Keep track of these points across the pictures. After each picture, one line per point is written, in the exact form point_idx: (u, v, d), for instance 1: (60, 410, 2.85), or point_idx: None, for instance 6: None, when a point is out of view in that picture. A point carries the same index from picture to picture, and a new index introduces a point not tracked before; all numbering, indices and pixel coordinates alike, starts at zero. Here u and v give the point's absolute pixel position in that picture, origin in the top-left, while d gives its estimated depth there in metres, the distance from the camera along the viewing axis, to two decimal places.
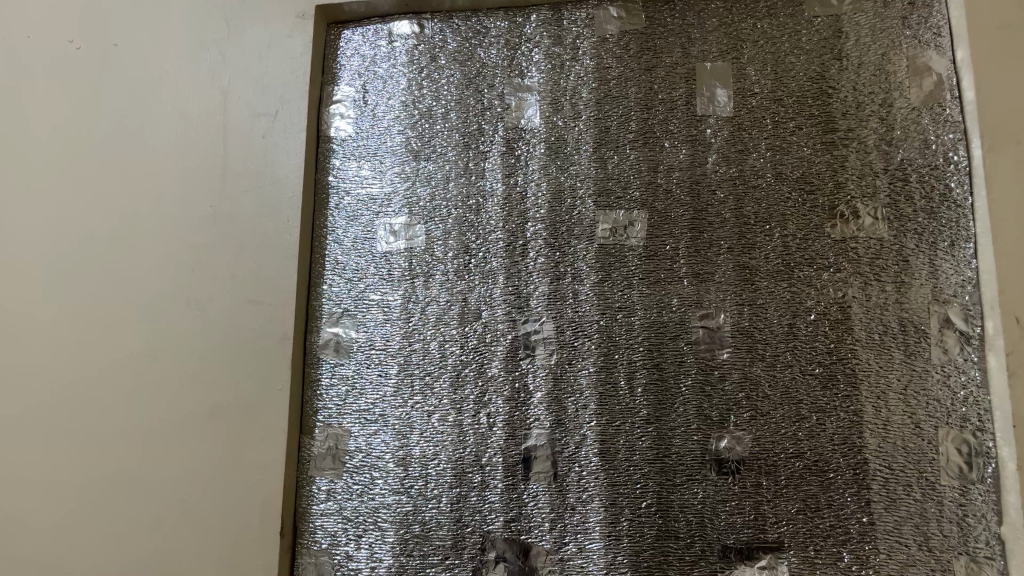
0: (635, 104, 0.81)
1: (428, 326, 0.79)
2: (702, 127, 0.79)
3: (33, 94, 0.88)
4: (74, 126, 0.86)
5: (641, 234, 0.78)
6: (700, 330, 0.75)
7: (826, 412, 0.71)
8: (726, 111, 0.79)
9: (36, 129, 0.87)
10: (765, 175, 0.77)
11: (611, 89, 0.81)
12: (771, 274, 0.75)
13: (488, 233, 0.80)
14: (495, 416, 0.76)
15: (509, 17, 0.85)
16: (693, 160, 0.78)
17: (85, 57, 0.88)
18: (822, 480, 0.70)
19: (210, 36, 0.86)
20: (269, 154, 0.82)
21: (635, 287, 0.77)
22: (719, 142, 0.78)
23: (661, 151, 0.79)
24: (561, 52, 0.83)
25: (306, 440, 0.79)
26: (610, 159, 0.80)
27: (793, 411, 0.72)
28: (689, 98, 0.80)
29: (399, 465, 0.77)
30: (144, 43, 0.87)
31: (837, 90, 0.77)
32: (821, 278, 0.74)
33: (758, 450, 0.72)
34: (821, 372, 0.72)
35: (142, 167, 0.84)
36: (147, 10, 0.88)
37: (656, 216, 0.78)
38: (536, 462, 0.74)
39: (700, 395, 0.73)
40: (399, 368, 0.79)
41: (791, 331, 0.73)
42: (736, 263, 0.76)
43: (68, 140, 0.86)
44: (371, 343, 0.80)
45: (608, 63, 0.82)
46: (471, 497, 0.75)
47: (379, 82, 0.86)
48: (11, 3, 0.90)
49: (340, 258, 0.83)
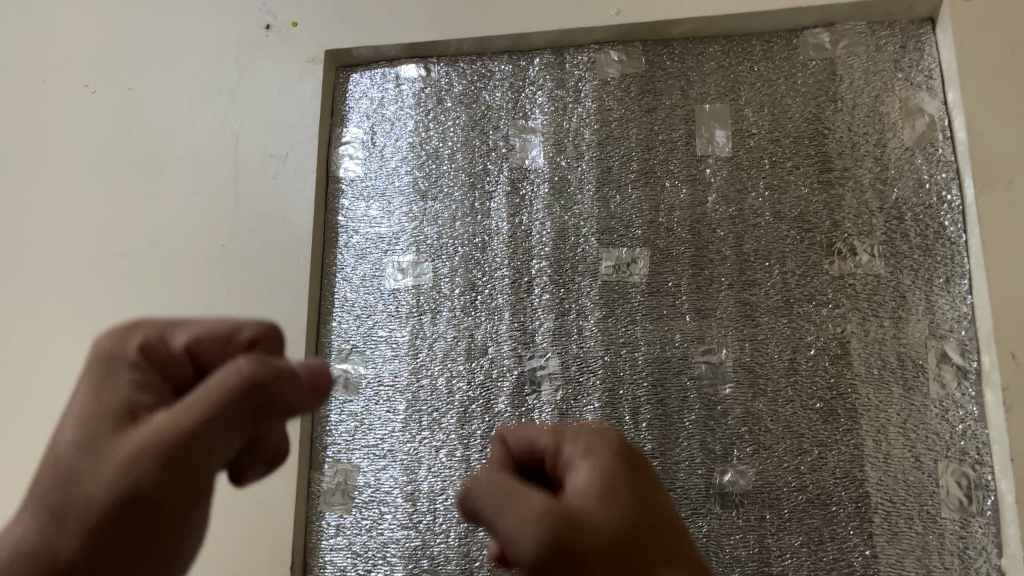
0: (636, 144, 0.83)
1: (436, 362, 0.81)
2: (702, 167, 0.81)
3: (49, 136, 0.90)
4: (89, 167, 0.89)
5: (643, 271, 0.79)
6: (703, 365, 0.76)
7: (827, 446, 0.72)
8: (724, 151, 0.81)
9: (51, 170, 0.89)
10: (764, 213, 0.79)
11: (612, 130, 0.84)
12: (771, 310, 0.77)
13: (493, 271, 0.82)
14: None
15: (513, 61, 0.87)
16: (693, 199, 0.80)
17: (101, 100, 0.90)
18: (825, 513, 0.71)
19: (223, 80, 0.89)
20: (279, 194, 0.84)
21: (639, 323, 0.78)
22: (718, 182, 0.80)
23: (662, 190, 0.81)
24: (564, 94, 0.85)
25: (316, 475, 0.80)
26: (612, 198, 0.82)
27: (794, 444, 0.73)
28: (688, 139, 0.82)
29: (407, 500, 0.78)
30: (158, 86, 0.90)
31: (832, 130, 0.80)
32: (821, 314, 0.76)
33: (761, 483, 0.73)
34: (822, 406, 0.73)
35: (155, 207, 0.86)
36: (161, 55, 0.90)
37: (658, 253, 0.80)
38: None
39: (703, 430, 0.75)
40: (407, 404, 0.80)
41: (792, 366, 0.75)
42: (737, 300, 0.77)
43: (83, 180, 0.88)
44: (379, 379, 0.82)
45: (609, 105, 0.84)
46: (479, 532, 0.76)
47: (387, 124, 0.88)
48: (30, 49, 0.93)
49: (349, 295, 0.84)
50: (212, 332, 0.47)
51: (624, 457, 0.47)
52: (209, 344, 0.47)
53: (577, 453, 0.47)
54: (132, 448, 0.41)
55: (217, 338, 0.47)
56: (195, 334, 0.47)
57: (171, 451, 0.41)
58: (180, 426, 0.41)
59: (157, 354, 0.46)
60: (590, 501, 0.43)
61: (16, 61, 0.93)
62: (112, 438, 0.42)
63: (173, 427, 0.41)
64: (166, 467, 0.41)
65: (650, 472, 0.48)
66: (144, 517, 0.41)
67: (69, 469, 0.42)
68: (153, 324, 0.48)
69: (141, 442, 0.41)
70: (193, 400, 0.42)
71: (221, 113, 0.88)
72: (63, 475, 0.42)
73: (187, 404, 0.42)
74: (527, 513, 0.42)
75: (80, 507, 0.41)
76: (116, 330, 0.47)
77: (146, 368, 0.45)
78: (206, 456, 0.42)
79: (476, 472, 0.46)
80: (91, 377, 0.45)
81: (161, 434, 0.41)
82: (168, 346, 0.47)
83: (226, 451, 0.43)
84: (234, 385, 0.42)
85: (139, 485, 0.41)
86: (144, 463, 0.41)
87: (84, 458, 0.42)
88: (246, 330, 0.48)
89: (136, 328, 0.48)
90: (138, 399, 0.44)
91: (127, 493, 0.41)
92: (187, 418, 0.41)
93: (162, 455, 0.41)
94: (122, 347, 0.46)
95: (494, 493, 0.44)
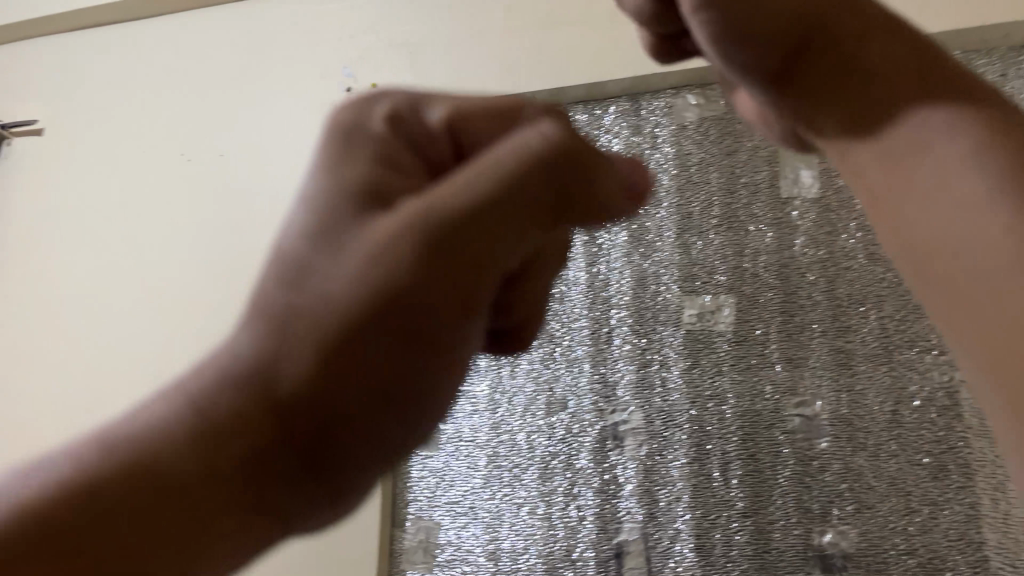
0: (718, 189, 0.80)
1: (515, 417, 0.79)
2: (788, 209, 0.78)
3: (147, 204, 0.95)
4: (178, 230, 0.92)
5: (729, 318, 0.76)
6: (796, 418, 0.72)
7: (939, 506, 0.66)
8: (811, 192, 0.78)
9: (145, 234, 0.94)
10: (857, 256, 0.75)
11: (692, 175, 0.82)
12: (868, 357, 0.72)
13: (572, 321, 0.81)
14: (586, 509, 0.75)
15: (588, 110, 0.87)
16: (780, 243, 0.77)
17: (196, 167, 0.95)
18: None
19: (306, 141, 0.91)
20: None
21: (726, 374, 0.75)
22: (806, 224, 0.77)
23: (746, 234, 0.78)
24: (640, 141, 0.84)
25: (399, 533, 0.79)
26: (693, 245, 0.79)
27: (901, 504, 0.67)
28: (772, 181, 0.79)
29: (489, 559, 0.76)
30: (246, 151, 0.93)
31: None
32: (925, 361, 0.70)
33: (865, 545, 0.67)
34: (931, 463, 0.68)
35: (233, 264, 0.88)
36: (251, 121, 0.94)
37: (744, 300, 0.76)
38: (629, 557, 0.72)
39: (799, 487, 0.70)
40: (487, 460, 0.79)
41: (896, 419, 0.70)
42: (831, 347, 0.73)
43: (172, 242, 0.92)
44: (459, 434, 0.81)
45: (688, 149, 0.82)
46: None
47: None
48: (135, 124, 1.00)
49: None
50: (481, 109, 0.41)
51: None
52: (477, 125, 0.41)
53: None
54: (382, 238, 0.36)
55: (492, 117, 0.41)
56: (453, 109, 0.41)
57: (454, 226, 0.36)
58: (465, 197, 0.37)
59: (407, 125, 0.41)
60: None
61: (122, 135, 1.00)
62: (372, 206, 0.37)
63: (455, 200, 0.37)
64: (445, 262, 0.36)
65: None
66: (414, 308, 0.35)
67: (305, 260, 0.36)
68: (406, 93, 0.42)
69: (419, 226, 0.36)
70: (482, 178, 0.38)
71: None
72: (296, 265, 0.36)
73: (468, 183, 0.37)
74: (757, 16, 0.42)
75: (316, 317, 0.35)
76: (366, 97, 0.42)
77: (404, 145, 0.40)
78: (485, 242, 0.37)
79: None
80: (332, 151, 0.39)
81: (437, 202, 0.37)
82: (424, 121, 0.41)
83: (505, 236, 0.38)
84: (526, 159, 0.39)
85: (420, 257, 0.36)
86: (430, 246, 0.36)
87: (339, 239, 0.36)
88: (520, 114, 0.42)
89: (383, 95, 0.42)
90: (398, 170, 0.39)
91: (402, 298, 0.35)
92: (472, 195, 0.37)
93: (445, 237, 0.36)
94: (371, 113, 0.40)
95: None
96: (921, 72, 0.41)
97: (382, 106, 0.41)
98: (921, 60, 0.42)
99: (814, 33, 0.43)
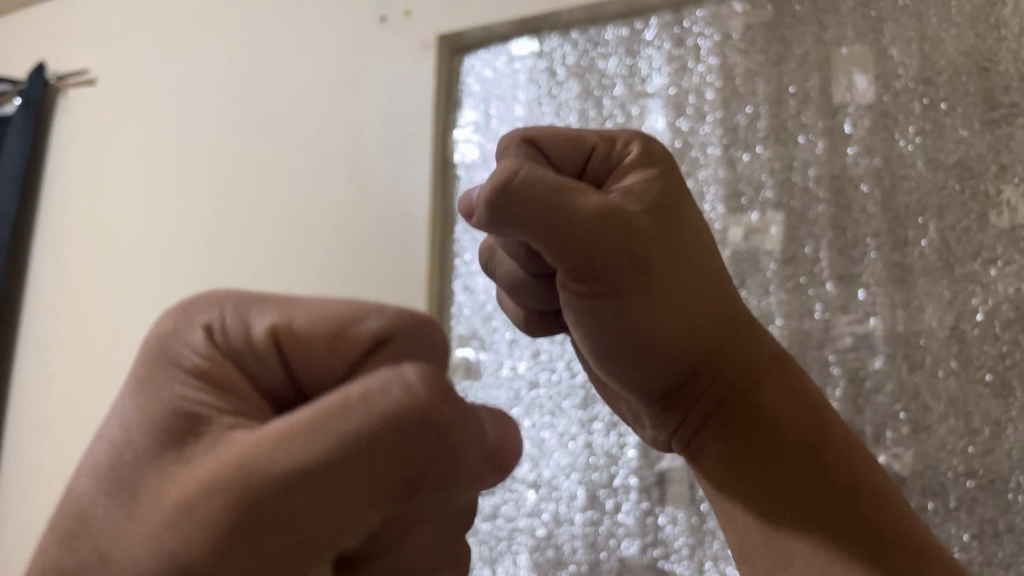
0: (765, 100, 0.76)
1: (556, 345, 0.77)
2: (840, 117, 0.73)
3: (195, 146, 0.96)
4: (226, 170, 0.94)
5: (777, 236, 0.72)
6: (848, 337, 0.68)
7: (1002, 426, 0.63)
8: (866, 97, 0.72)
9: (195, 176, 0.95)
10: (915, 164, 0.70)
11: (738, 87, 0.77)
12: (927, 272, 0.67)
13: None
14: (628, 435, 0.73)
15: (628, 25, 0.83)
16: (832, 154, 0.72)
17: (238, 107, 0.95)
18: (1000, 502, 0.61)
19: (343, 74, 0.90)
20: (406, 190, 0.84)
21: (773, 294, 0.71)
22: (860, 133, 0.72)
23: (796, 146, 0.74)
24: (683, 53, 0.80)
25: None
26: (739, 160, 0.75)
27: (961, 424, 0.64)
28: (824, 88, 0.74)
29: (531, 487, 0.75)
30: (286, 87, 0.93)
31: (996, 63, 0.69)
32: (988, 274, 0.65)
33: (921, 467, 0.64)
34: (993, 380, 0.64)
35: (283, 202, 0.90)
36: (289, 57, 0.94)
37: (793, 215, 0.72)
38: (672, 484, 0.70)
39: (851, 408, 0.67)
40: (528, 389, 0.78)
41: (957, 334, 0.65)
42: (886, 262, 0.68)
43: (222, 182, 0.93)
44: (500, 365, 0.79)
45: (733, 60, 0.78)
46: (605, 521, 0.72)
47: (500, 104, 0.86)
48: (179, 67, 1.00)
49: (468, 281, 0.83)
50: (320, 321, 0.31)
51: (664, 176, 0.47)
52: (307, 343, 0.31)
53: (629, 168, 0.48)
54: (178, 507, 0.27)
55: (332, 334, 0.31)
56: (285, 319, 0.32)
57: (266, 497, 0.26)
58: (276, 458, 0.27)
59: (230, 345, 0.32)
60: (670, 276, 0.46)
61: (169, 78, 1.00)
62: (166, 464, 0.29)
63: (258, 461, 0.27)
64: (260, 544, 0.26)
65: (686, 195, 0.49)
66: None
67: (87, 514, 0.29)
68: (244, 297, 0.33)
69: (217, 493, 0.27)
70: (304, 428, 0.27)
71: (347, 111, 0.89)
72: (83, 507, 0.29)
73: (284, 438, 0.27)
74: (659, 336, 0.47)
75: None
76: (189, 302, 0.33)
77: (224, 368, 0.31)
78: (298, 524, 0.26)
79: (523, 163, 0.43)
80: (143, 380, 0.31)
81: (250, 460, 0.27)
82: (251, 335, 0.32)
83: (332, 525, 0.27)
84: (371, 406, 0.27)
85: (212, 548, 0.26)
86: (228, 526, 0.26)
87: (133, 493, 0.28)
88: (371, 323, 0.32)
89: (208, 304, 0.33)
90: (210, 401, 0.30)
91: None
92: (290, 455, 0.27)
93: (248, 513, 0.26)
94: (186, 330, 0.32)
95: (545, 201, 0.42)
96: (803, 407, 0.51)
97: (196, 323, 0.32)
98: (786, 388, 0.51)
99: (705, 357, 0.50)
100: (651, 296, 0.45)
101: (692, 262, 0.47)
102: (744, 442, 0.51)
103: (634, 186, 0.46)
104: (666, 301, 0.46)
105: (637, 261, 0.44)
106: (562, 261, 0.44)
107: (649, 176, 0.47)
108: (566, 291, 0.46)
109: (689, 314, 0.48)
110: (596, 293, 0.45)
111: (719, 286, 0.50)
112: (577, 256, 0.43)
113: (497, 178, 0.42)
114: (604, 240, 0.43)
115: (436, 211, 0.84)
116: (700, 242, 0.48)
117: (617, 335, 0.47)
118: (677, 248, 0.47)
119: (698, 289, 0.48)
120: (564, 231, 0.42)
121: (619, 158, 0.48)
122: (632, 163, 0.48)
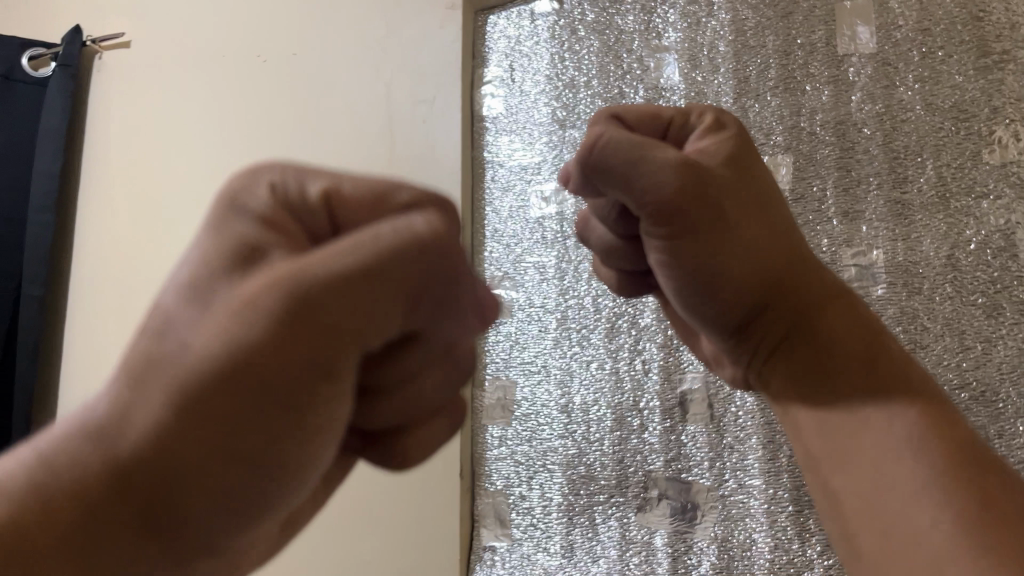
0: (773, 52, 0.81)
1: (583, 283, 0.84)
2: (844, 67, 0.79)
3: (230, 105, 1.01)
4: (261, 127, 0.99)
5: (786, 178, 0.79)
6: (853, 268, 0.75)
7: (992, 343, 0.69)
8: (868, 47, 0.78)
9: (232, 134, 1.00)
10: (914, 107, 0.76)
11: (748, 40, 0.83)
12: (925, 207, 0.74)
13: None
14: (651, 362, 0.80)
15: None
16: (837, 100, 0.78)
17: (271, 67, 1.00)
18: (991, 411, 0.68)
19: (372, 34, 0.96)
20: (437, 139, 0.90)
21: None
22: (863, 80, 0.78)
23: (803, 94, 0.80)
24: (697, 9, 0.85)
25: (479, 392, 0.86)
26: (751, 108, 0.81)
27: (955, 342, 0.71)
28: (829, 40, 0.80)
29: (562, 411, 0.82)
30: (317, 48, 0.98)
31: (988, 13, 0.75)
32: (981, 207, 0.72)
33: None
34: (985, 302, 0.70)
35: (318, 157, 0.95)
36: (319, 19, 0.99)
37: (802, 158, 0.78)
38: (693, 404, 0.77)
39: None
40: (557, 323, 0.84)
41: (952, 262, 0.72)
42: (887, 199, 0.75)
43: (258, 139, 0.99)
44: (530, 302, 0.86)
45: (743, 15, 0.83)
46: (632, 439, 0.79)
47: (524, 60, 0.92)
48: (211, 30, 1.05)
49: (498, 226, 0.89)
50: (361, 190, 0.36)
51: (740, 142, 0.53)
52: (354, 206, 0.36)
53: (705, 134, 0.54)
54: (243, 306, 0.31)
55: (373, 196, 0.36)
56: (333, 183, 0.36)
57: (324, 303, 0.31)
58: (305, 273, 0.32)
59: (289, 201, 0.36)
60: (737, 214, 0.50)
61: (202, 41, 1.05)
62: (233, 279, 0.33)
63: (294, 277, 0.31)
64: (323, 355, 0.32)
65: (758, 160, 0.54)
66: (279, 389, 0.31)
67: (168, 319, 0.33)
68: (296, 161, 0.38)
69: (257, 304, 0.31)
70: (327, 256, 0.32)
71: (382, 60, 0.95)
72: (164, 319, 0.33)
73: (317, 258, 0.32)
74: (726, 274, 0.51)
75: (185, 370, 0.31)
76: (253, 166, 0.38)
77: (286, 217, 0.35)
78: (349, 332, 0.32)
79: (602, 130, 0.50)
80: (211, 225, 0.35)
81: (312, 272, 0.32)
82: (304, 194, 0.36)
83: (343, 322, 0.32)
84: (403, 236, 0.34)
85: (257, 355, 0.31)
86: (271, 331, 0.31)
87: (198, 308, 0.33)
88: (404, 195, 0.37)
89: (278, 169, 0.37)
90: (270, 238, 0.34)
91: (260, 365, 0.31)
92: (323, 268, 0.32)
93: (297, 313, 0.31)
94: (252, 185, 0.36)
95: (625, 152, 0.48)
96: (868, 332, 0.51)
97: (259, 180, 0.36)
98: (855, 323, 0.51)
99: (774, 296, 0.53)
100: (726, 234, 0.50)
101: (760, 210, 0.52)
102: (804, 356, 0.53)
103: (697, 144, 0.53)
104: (731, 236, 0.50)
105: (704, 200, 0.49)
106: (643, 207, 0.49)
107: (722, 138, 0.53)
108: (651, 237, 0.51)
109: (763, 255, 0.52)
110: (675, 234, 0.50)
111: (791, 237, 0.54)
112: (652, 197, 0.49)
113: (584, 142, 0.50)
114: (688, 194, 0.49)
115: (464, 158, 0.90)
116: (773, 201, 0.53)
117: (685, 266, 0.51)
118: (743, 198, 0.51)
119: (766, 236, 0.52)
120: (638, 173, 0.48)
121: (692, 124, 0.55)
122: (705, 129, 0.54)
